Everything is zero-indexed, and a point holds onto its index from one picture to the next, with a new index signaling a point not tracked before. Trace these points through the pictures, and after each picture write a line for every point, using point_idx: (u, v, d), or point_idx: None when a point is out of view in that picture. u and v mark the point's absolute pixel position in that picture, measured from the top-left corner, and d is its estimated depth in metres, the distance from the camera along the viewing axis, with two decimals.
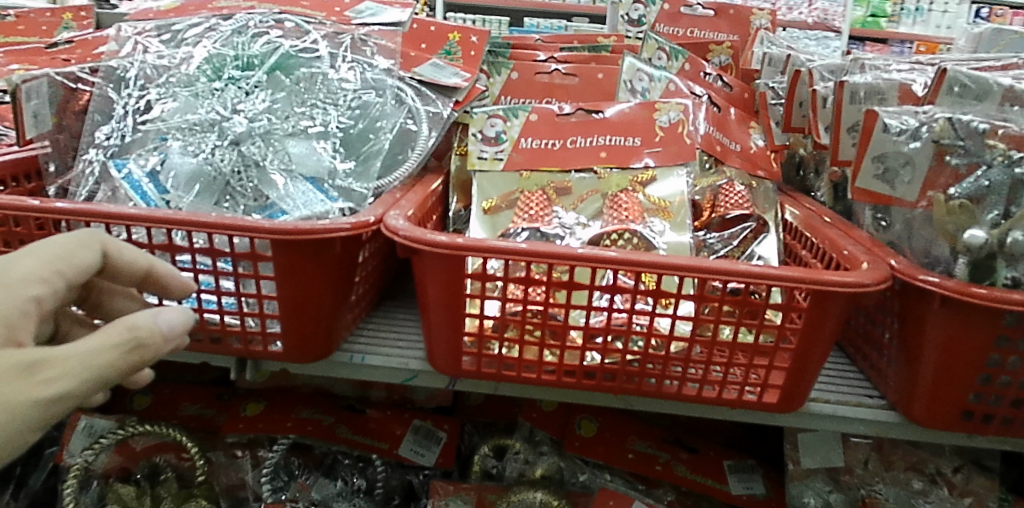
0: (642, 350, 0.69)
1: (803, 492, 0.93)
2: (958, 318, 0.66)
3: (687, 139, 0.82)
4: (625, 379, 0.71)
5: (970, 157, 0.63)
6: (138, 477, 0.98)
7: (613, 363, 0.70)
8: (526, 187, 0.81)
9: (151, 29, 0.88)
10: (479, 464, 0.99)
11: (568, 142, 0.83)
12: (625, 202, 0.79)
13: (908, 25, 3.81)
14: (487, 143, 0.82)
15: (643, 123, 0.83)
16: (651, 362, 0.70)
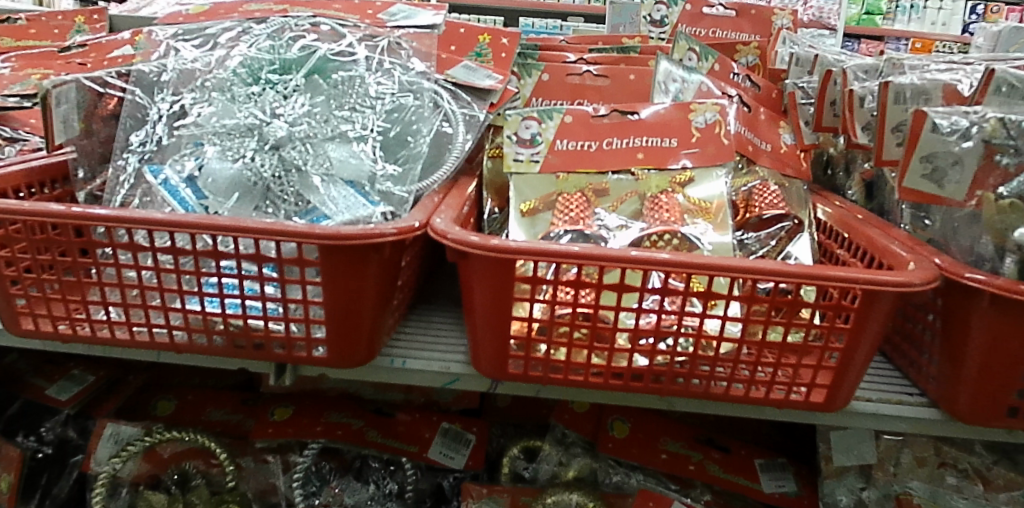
0: (690, 351, 0.69)
1: (836, 491, 0.96)
2: (1004, 317, 0.67)
3: (725, 139, 0.82)
4: (672, 381, 0.71)
5: (1021, 156, 0.65)
6: (168, 485, 0.96)
7: (661, 366, 0.70)
8: (565, 189, 0.81)
9: (182, 33, 0.87)
10: (508, 466, 0.99)
11: (604, 143, 0.83)
12: (666, 204, 0.80)
13: (904, 22, 3.84)
14: (522, 145, 0.82)
15: (680, 124, 0.83)
16: (699, 364, 0.70)
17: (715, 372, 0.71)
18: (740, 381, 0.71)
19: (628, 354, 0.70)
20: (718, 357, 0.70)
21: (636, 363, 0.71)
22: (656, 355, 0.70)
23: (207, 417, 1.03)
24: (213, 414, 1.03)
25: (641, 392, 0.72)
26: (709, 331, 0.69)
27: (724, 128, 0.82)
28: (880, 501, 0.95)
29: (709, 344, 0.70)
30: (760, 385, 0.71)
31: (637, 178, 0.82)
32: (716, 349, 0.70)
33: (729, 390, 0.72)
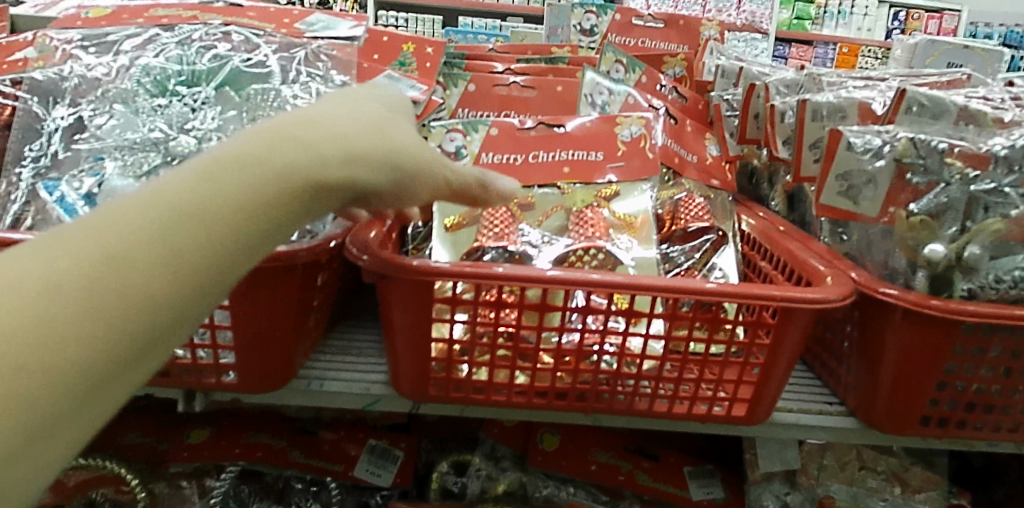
0: (615, 368, 0.68)
1: (762, 496, 0.97)
2: (917, 329, 0.68)
3: (650, 153, 0.82)
4: (597, 398, 0.70)
5: (931, 175, 0.66)
6: None
7: (586, 383, 0.69)
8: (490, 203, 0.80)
9: (78, 39, 0.81)
10: (439, 481, 0.97)
11: (530, 156, 0.82)
12: (591, 219, 0.79)
13: (831, 28, 3.95)
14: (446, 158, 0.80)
15: (606, 137, 0.83)
16: (623, 381, 0.69)
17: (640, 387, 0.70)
18: (665, 396, 0.71)
19: (552, 372, 0.68)
20: (642, 374, 0.69)
21: (561, 381, 0.70)
22: (581, 373, 0.69)
23: (116, 441, 0.96)
24: (123, 437, 0.97)
25: (567, 410, 0.71)
26: (634, 347, 0.68)
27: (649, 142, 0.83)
28: (803, 504, 0.97)
29: (633, 360, 0.69)
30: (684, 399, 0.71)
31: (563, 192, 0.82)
32: (640, 365, 0.69)
33: (653, 406, 0.71)
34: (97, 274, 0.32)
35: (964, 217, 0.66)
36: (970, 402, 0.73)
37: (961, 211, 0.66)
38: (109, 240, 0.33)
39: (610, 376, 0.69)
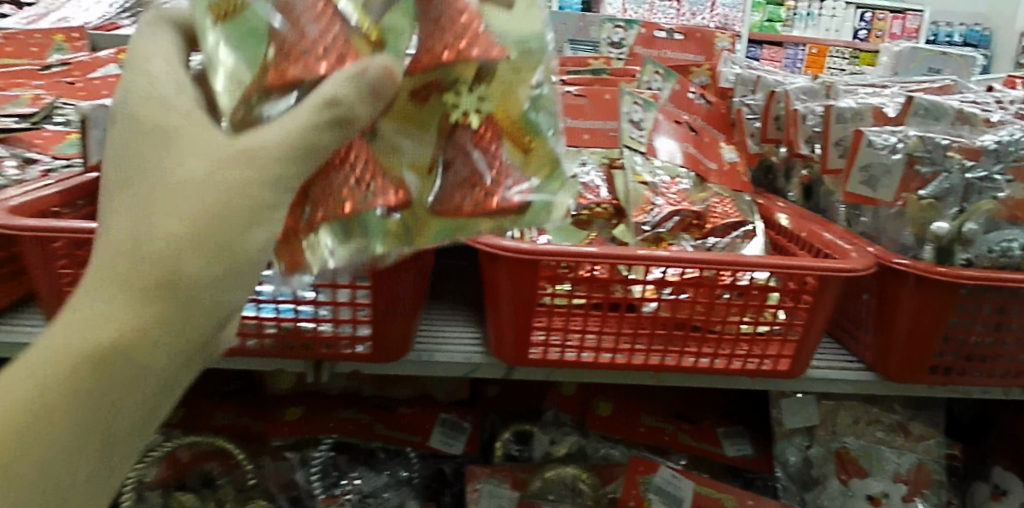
0: (411, 87, 0.51)
1: (787, 449, 1.12)
2: (926, 292, 0.83)
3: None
4: (472, 202, 0.52)
5: (935, 166, 0.81)
6: (193, 486, 0.99)
7: (397, 194, 0.51)
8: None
9: None
10: (503, 448, 1.11)
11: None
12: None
13: (801, 28, 4.12)
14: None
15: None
16: (467, 144, 0.52)
17: (504, 172, 0.53)
18: (471, 43, 0.48)
19: (365, 188, 0.49)
20: (476, 127, 0.52)
21: (518, 196, 0.52)
22: (369, 192, 0.49)
23: (214, 421, 1.06)
24: (220, 418, 1.07)
25: (639, 370, 0.84)
26: (425, 55, 0.49)
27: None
28: (822, 457, 1.10)
29: (447, 105, 0.52)
30: (511, 72, 0.54)
31: (608, 166, 0.99)
32: (449, 80, 0.52)
33: (712, 365, 0.84)
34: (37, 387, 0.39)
35: (962, 201, 0.81)
36: (968, 354, 0.88)
37: (960, 196, 0.80)
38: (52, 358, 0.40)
39: (444, 146, 0.53)
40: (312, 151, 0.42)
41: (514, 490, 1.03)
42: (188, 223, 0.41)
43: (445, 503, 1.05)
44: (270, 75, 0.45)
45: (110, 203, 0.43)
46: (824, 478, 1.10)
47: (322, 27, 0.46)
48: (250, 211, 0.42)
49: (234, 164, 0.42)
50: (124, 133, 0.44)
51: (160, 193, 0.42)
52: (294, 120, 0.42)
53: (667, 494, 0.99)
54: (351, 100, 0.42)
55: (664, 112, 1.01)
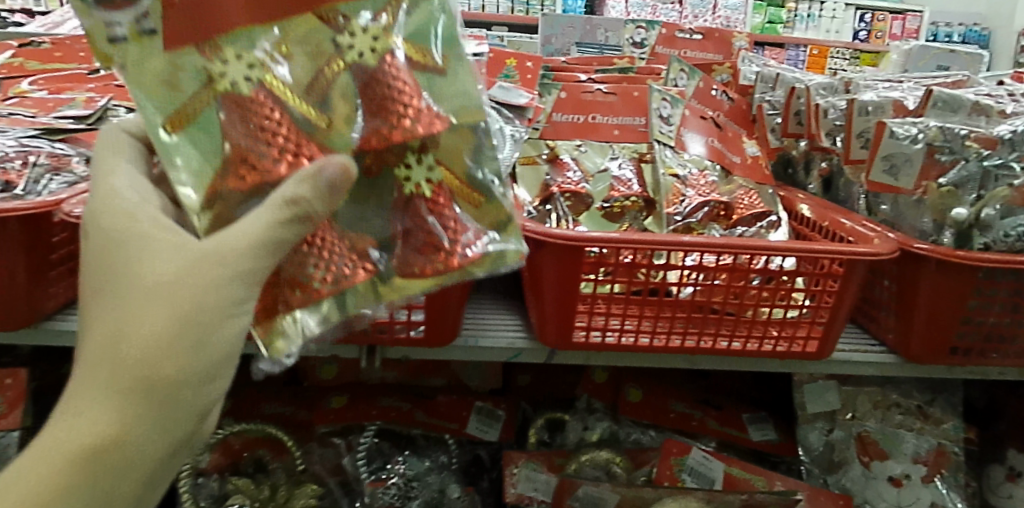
0: (365, 167, 0.61)
1: (809, 434, 1.15)
2: (945, 276, 0.87)
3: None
4: (433, 265, 0.61)
5: (954, 154, 0.86)
6: (246, 471, 1.03)
7: (368, 265, 0.61)
8: (227, 81, 0.56)
9: None
10: (536, 435, 1.14)
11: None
12: (389, 78, 0.58)
13: (802, 30, 4.15)
14: (113, 8, 0.54)
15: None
16: (423, 212, 0.62)
17: (461, 229, 0.62)
18: (413, 121, 0.58)
19: (331, 277, 0.59)
20: (428, 195, 0.62)
21: (475, 251, 0.62)
22: (332, 274, 0.59)
23: (263, 411, 1.12)
24: (268, 407, 1.13)
25: (676, 353, 0.88)
26: (375, 140, 0.58)
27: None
28: (844, 441, 1.13)
29: (401, 179, 0.62)
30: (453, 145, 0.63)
31: (638, 160, 1.03)
32: (399, 156, 0.62)
33: (745, 349, 0.88)
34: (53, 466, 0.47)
35: (980, 188, 0.85)
36: (985, 335, 0.92)
37: (978, 182, 0.84)
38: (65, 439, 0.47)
39: (403, 211, 0.62)
40: (279, 245, 0.51)
41: (550, 475, 1.07)
42: (165, 311, 0.48)
43: (483, 487, 1.10)
44: (231, 181, 0.55)
45: (89, 314, 0.50)
46: (847, 462, 1.12)
47: (278, 125, 0.55)
48: (222, 304, 0.50)
49: (198, 262, 0.50)
50: (100, 251, 0.51)
51: (135, 299, 0.49)
52: (264, 218, 0.51)
53: (699, 475, 1.04)
54: (308, 199, 0.51)
55: (689, 108, 1.07)
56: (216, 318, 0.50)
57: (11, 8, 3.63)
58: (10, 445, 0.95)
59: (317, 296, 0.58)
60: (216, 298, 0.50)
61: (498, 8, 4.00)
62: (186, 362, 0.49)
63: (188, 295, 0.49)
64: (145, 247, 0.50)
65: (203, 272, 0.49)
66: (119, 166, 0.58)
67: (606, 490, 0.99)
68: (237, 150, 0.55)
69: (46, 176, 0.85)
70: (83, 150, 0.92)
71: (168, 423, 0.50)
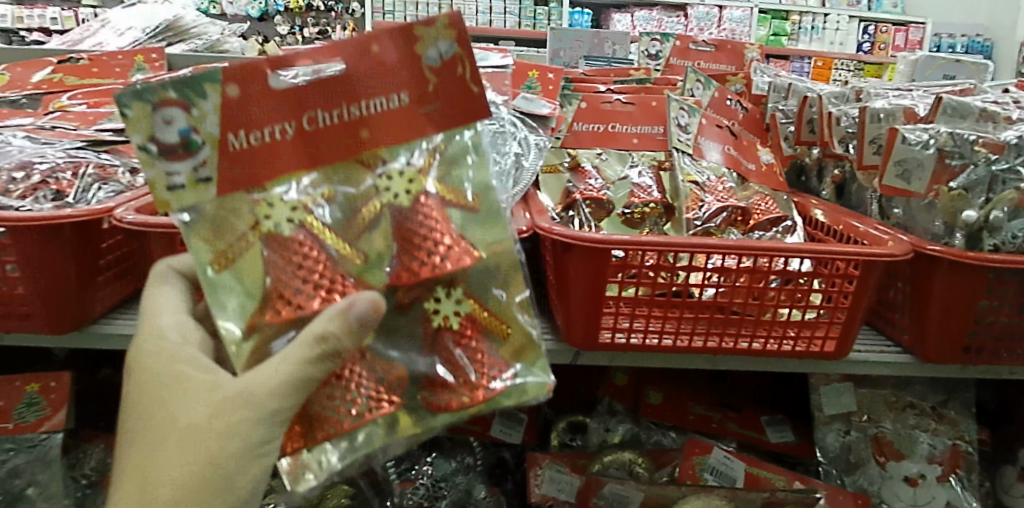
0: (396, 300, 0.64)
1: (827, 434, 1.16)
2: (958, 278, 0.90)
3: (472, 86, 0.66)
4: (459, 399, 0.62)
5: (964, 159, 0.90)
6: None
7: (390, 400, 0.61)
8: (272, 223, 0.61)
9: None
10: (558, 437, 1.20)
11: (290, 125, 0.62)
12: (422, 214, 0.63)
13: (805, 43, 4.15)
14: (174, 159, 0.59)
15: (457, 85, 0.66)
16: (451, 344, 0.64)
17: (488, 361, 0.64)
18: (441, 259, 0.62)
19: (354, 411, 0.59)
20: (456, 328, 0.64)
21: (501, 385, 0.63)
22: (360, 409, 0.60)
23: None
24: None
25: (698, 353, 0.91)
26: (404, 272, 0.62)
27: (468, 64, 0.65)
28: (860, 442, 1.14)
29: (431, 311, 0.64)
30: (485, 275, 0.66)
31: (657, 168, 1.09)
32: (430, 289, 0.64)
33: (766, 349, 0.91)
34: None
35: (988, 191, 0.88)
36: (998, 335, 0.94)
37: (986, 186, 0.88)
38: None
39: (431, 346, 0.64)
40: (306, 382, 0.56)
41: (574, 475, 1.10)
42: (203, 431, 0.56)
43: (508, 488, 1.15)
44: (268, 315, 0.59)
45: (137, 454, 0.58)
46: (863, 462, 1.14)
47: (317, 263, 0.60)
48: (247, 445, 0.56)
49: (232, 390, 0.57)
50: (149, 398, 0.60)
51: (174, 443, 0.57)
52: (292, 357, 0.55)
53: (721, 474, 1.06)
54: (337, 335, 0.55)
55: (705, 116, 1.11)
56: (249, 436, 0.56)
57: (30, 27, 3.73)
58: (55, 446, 1.01)
59: (338, 428, 0.59)
60: (245, 419, 0.56)
61: (505, 22, 4.05)
62: (222, 473, 0.56)
63: (221, 418, 0.56)
64: (191, 383, 0.59)
65: (233, 397, 0.56)
66: (170, 310, 0.67)
67: (630, 488, 1.02)
68: (275, 286, 0.59)
69: (96, 185, 0.92)
70: (127, 162, 1.00)
71: None
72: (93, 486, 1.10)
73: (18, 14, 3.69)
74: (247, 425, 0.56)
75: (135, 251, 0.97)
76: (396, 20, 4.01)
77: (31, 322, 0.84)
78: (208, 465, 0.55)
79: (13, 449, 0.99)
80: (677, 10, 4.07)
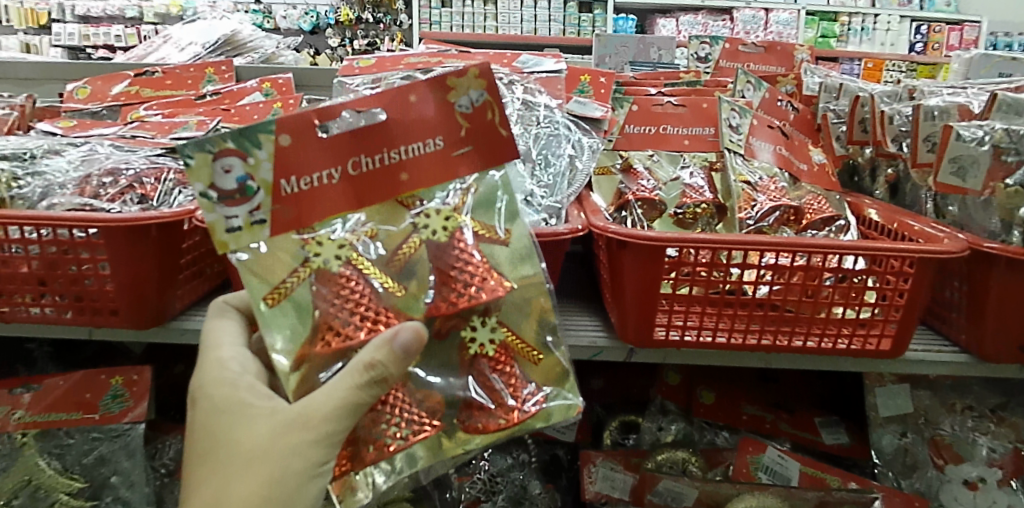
0: (434, 329, 0.68)
1: (883, 437, 1.14)
2: (1016, 276, 0.89)
3: (502, 129, 0.71)
4: (495, 420, 0.67)
5: (1020, 155, 0.89)
6: None
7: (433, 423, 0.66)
8: (321, 260, 0.67)
9: (359, 84, 1.11)
10: (610, 436, 1.22)
11: (337, 170, 0.67)
12: (460, 248, 0.69)
13: (856, 43, 4.06)
14: (232, 204, 0.64)
15: (488, 130, 0.70)
16: (487, 370, 0.68)
17: (520, 384, 0.69)
18: (477, 289, 0.66)
19: (400, 435, 0.64)
20: (491, 355, 0.69)
21: (533, 406, 0.68)
22: (405, 434, 0.64)
23: None
24: None
25: (751, 350, 0.92)
26: (443, 303, 0.67)
27: (497, 111, 0.70)
28: (918, 444, 1.13)
29: (468, 340, 0.69)
30: (517, 305, 0.72)
31: (709, 168, 1.10)
32: (467, 319, 0.69)
33: (820, 346, 0.92)
34: None
35: None
36: None
37: None
38: None
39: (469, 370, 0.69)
40: (358, 406, 0.60)
41: (627, 473, 1.12)
42: (267, 449, 0.60)
43: (563, 485, 1.19)
44: (319, 346, 0.64)
45: (197, 477, 0.61)
46: (920, 465, 1.12)
47: (362, 297, 0.65)
48: (305, 465, 0.60)
49: (291, 412, 0.61)
50: (210, 422, 0.63)
51: (235, 466, 0.60)
52: (345, 383, 0.60)
53: (775, 473, 1.08)
54: (385, 363, 0.60)
55: (757, 117, 1.13)
56: (312, 454, 0.60)
57: (97, 44, 3.93)
58: (136, 437, 1.08)
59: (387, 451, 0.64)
60: (308, 439, 0.60)
61: (550, 30, 4.10)
62: (288, 490, 0.59)
63: (285, 436, 0.60)
64: (249, 406, 0.63)
65: (294, 418, 0.60)
66: (227, 341, 0.70)
67: (685, 485, 1.04)
68: (325, 316, 0.65)
69: (176, 189, 1.02)
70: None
71: None
72: (171, 475, 1.18)
73: (85, 33, 3.91)
74: (310, 445, 0.60)
75: (212, 251, 1.03)
76: (442, 30, 4.09)
77: (119, 318, 0.91)
78: (273, 483, 0.59)
79: (100, 438, 1.08)
80: (723, 14, 4.06)
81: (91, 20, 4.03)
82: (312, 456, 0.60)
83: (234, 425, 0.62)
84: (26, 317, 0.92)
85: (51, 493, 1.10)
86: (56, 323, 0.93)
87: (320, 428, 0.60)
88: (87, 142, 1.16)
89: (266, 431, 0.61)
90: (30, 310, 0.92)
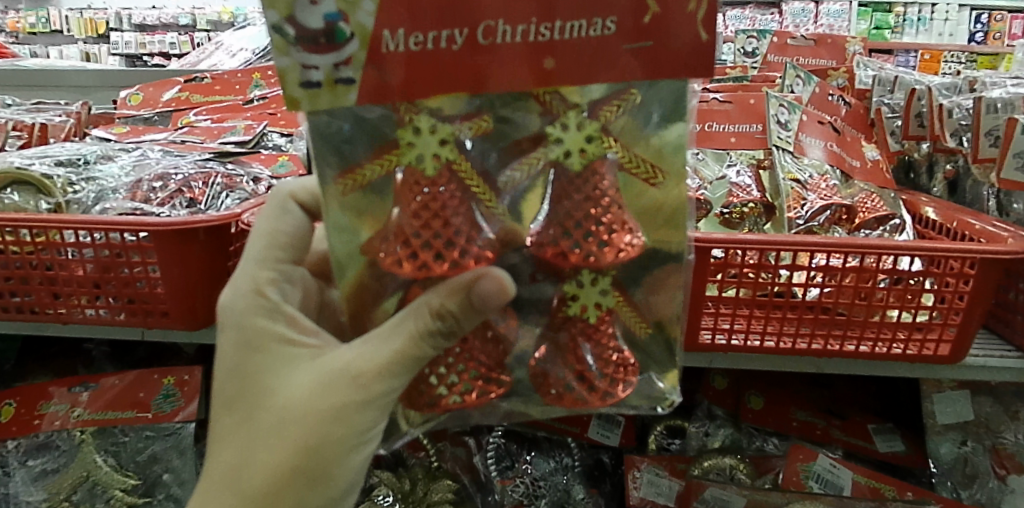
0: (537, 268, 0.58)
1: (940, 445, 1.09)
2: None
3: (703, 32, 0.52)
4: (579, 394, 0.57)
5: None
6: (389, 465, 1.15)
7: (501, 382, 0.58)
8: (417, 153, 0.54)
9: None
10: (656, 442, 1.20)
11: (461, 33, 0.51)
12: (596, 183, 0.55)
13: (912, 35, 3.75)
14: (314, 50, 0.50)
15: (682, 20, 0.52)
16: (579, 335, 0.58)
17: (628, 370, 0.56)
18: (599, 249, 0.54)
19: (457, 391, 0.57)
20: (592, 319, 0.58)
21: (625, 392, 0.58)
22: (462, 391, 0.56)
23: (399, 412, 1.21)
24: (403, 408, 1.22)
25: (802, 356, 0.89)
26: (548, 251, 0.55)
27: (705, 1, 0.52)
28: (979, 453, 1.07)
29: (569, 296, 0.58)
30: (642, 265, 0.59)
31: (756, 166, 1.07)
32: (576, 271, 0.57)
33: (874, 351, 0.88)
34: (230, 492, 0.61)
35: None
36: None
37: None
38: (237, 480, 0.61)
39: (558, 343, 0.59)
40: (417, 361, 0.56)
41: (673, 479, 1.11)
42: (309, 396, 0.60)
43: (606, 490, 1.17)
44: (388, 261, 0.53)
45: (238, 411, 0.62)
46: (981, 476, 1.06)
47: (450, 212, 0.53)
48: (349, 432, 0.60)
49: (336, 361, 0.60)
50: (255, 370, 0.63)
51: (277, 411, 0.61)
52: (407, 331, 0.55)
53: (828, 482, 1.04)
54: (454, 313, 0.54)
55: (806, 113, 1.10)
56: (359, 406, 0.58)
57: (151, 52, 4.03)
58: (187, 436, 1.10)
59: (445, 405, 0.57)
60: (353, 388, 0.58)
61: None
62: (331, 435, 0.60)
63: (327, 385, 0.59)
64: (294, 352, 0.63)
65: (339, 367, 0.59)
66: (274, 259, 0.68)
67: (733, 493, 1.02)
68: (401, 224, 0.53)
69: (223, 193, 1.05)
70: (249, 171, 1.12)
71: (319, 479, 0.61)
72: None
73: (140, 40, 4.04)
74: (355, 396, 0.58)
75: None
76: None
77: (169, 320, 0.93)
78: (317, 428, 0.59)
79: (153, 436, 1.10)
80: (772, 6, 3.72)
81: (146, 28, 4.15)
82: (358, 406, 0.59)
83: (277, 369, 0.63)
84: (82, 318, 0.95)
85: (107, 490, 1.11)
86: (111, 324, 0.95)
87: (367, 382, 0.57)
88: (139, 147, 1.19)
89: (308, 374, 0.61)
90: (85, 311, 0.94)
